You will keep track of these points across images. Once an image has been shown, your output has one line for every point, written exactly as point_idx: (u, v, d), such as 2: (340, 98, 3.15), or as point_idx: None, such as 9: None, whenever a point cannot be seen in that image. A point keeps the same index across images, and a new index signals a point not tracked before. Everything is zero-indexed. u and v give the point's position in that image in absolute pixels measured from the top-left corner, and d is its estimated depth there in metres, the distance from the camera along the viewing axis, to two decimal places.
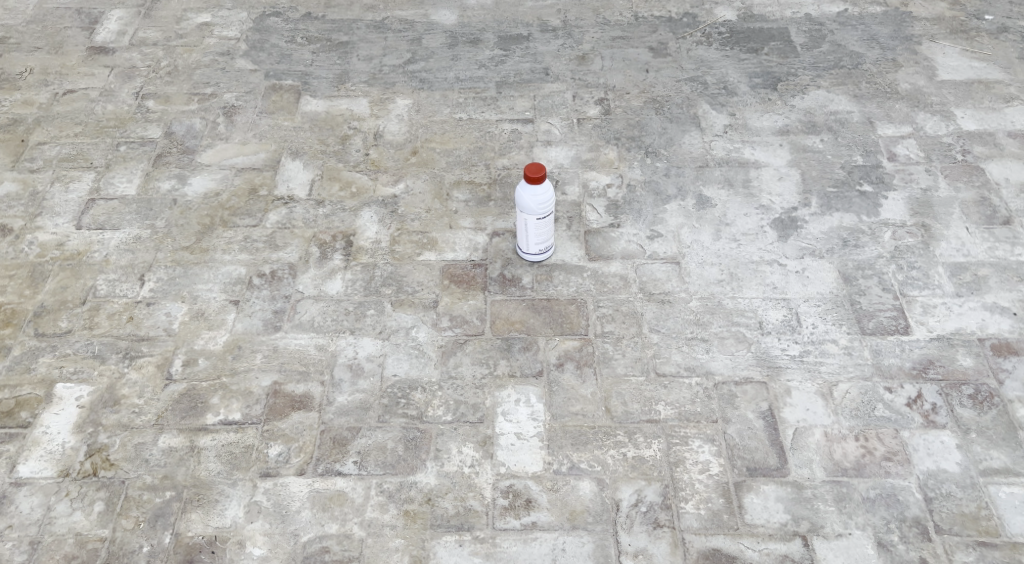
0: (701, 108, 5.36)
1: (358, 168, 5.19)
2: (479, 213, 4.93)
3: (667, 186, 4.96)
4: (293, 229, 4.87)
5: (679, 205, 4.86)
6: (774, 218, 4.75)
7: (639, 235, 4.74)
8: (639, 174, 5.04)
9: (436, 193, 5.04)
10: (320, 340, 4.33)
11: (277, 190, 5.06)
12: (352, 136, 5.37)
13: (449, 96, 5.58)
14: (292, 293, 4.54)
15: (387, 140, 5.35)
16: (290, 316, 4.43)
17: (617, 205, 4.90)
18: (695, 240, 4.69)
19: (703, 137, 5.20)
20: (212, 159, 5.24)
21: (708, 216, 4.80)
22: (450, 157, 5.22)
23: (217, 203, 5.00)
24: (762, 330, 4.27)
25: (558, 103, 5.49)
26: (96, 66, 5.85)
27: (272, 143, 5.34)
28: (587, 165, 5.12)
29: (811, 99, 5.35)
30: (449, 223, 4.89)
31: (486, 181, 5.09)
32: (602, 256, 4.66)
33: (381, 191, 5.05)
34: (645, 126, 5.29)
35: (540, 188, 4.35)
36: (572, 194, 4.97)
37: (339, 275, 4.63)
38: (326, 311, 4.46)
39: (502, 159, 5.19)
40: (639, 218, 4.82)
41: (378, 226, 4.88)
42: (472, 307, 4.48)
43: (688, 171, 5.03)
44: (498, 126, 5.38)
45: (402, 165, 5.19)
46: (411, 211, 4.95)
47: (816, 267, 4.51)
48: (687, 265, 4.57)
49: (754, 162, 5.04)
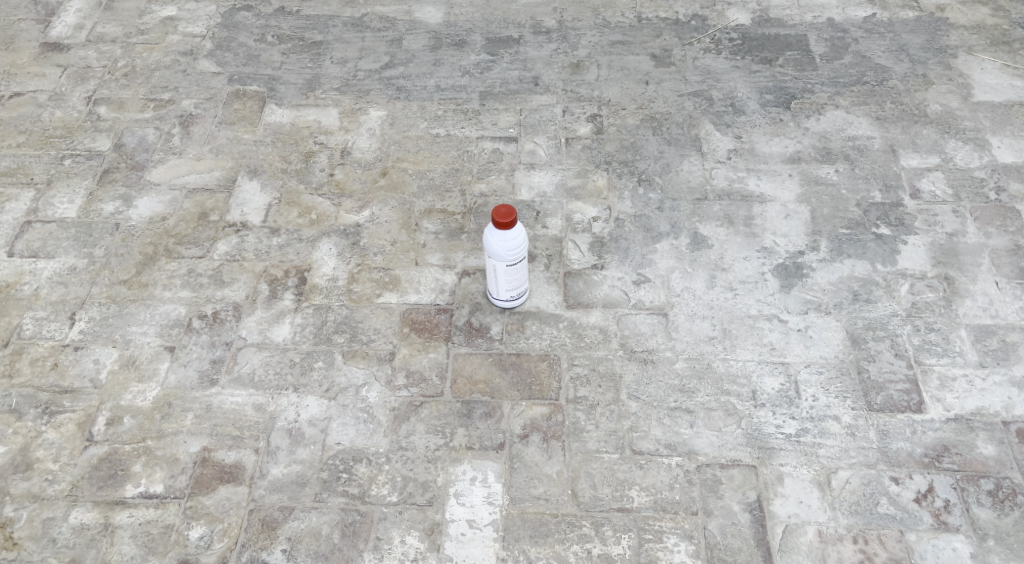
0: (703, 128, 4.82)
1: (323, 192, 4.66)
2: (449, 247, 4.43)
3: (659, 222, 4.45)
4: (242, 262, 4.41)
5: (671, 245, 4.37)
6: (777, 264, 4.23)
7: (625, 279, 4.26)
8: (629, 206, 4.53)
9: (403, 223, 4.53)
10: (259, 399, 3.93)
11: (229, 216, 4.57)
12: (317, 152, 4.82)
13: (427, 108, 5.00)
14: (233, 340, 4.12)
15: (355, 157, 4.80)
16: (228, 368, 4.02)
17: (602, 243, 4.40)
18: (686, 287, 4.20)
19: (703, 163, 4.67)
20: (162, 177, 4.73)
21: (702, 259, 4.30)
22: (424, 181, 4.69)
23: (163, 229, 4.53)
24: (755, 402, 3.77)
25: (546, 118, 4.93)
26: (47, 65, 5.32)
27: (229, 159, 4.81)
28: (572, 193, 4.60)
29: (827, 122, 4.79)
30: (415, 260, 4.39)
31: (461, 210, 4.57)
32: (581, 303, 4.19)
33: (343, 219, 4.55)
34: (640, 149, 4.76)
35: (510, 231, 3.90)
36: (553, 227, 4.48)
37: (287, 319, 4.19)
38: (269, 362, 4.04)
39: (480, 184, 4.67)
40: (625, 259, 4.34)
41: (336, 261, 4.40)
42: (432, 361, 4.02)
43: (684, 205, 4.51)
44: (479, 144, 4.83)
45: (369, 189, 4.67)
46: (374, 243, 4.46)
47: (821, 325, 3.99)
48: (676, 318, 4.08)
49: (758, 196, 4.51)
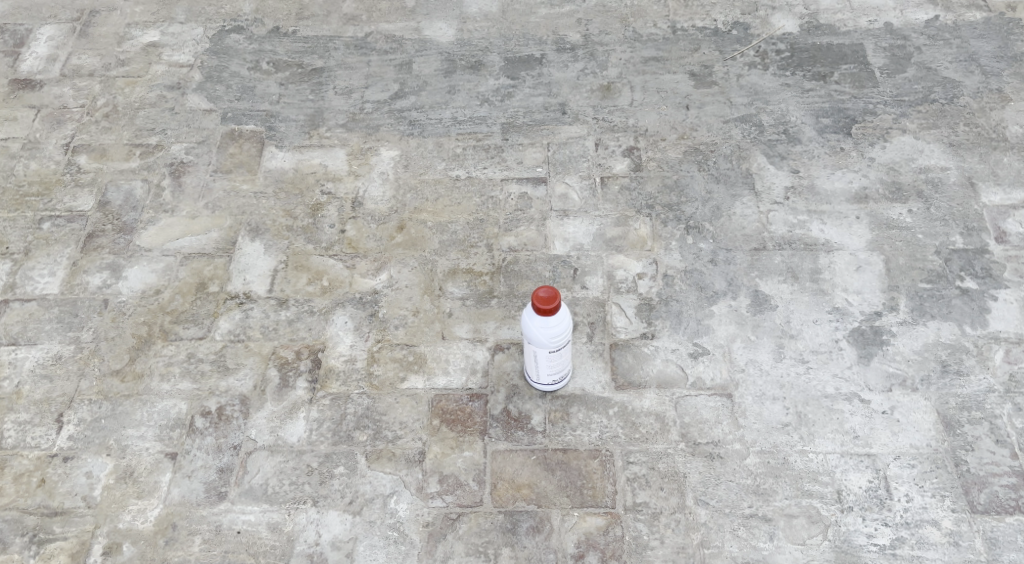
0: (756, 160, 4.26)
1: (335, 252, 4.12)
2: (479, 316, 3.92)
3: (714, 279, 3.95)
4: (247, 343, 3.91)
5: (728, 307, 3.88)
6: (852, 328, 3.80)
7: (680, 350, 3.79)
8: (678, 260, 4.00)
9: (425, 287, 4.00)
10: (273, 516, 3.53)
11: (231, 285, 4.06)
12: (325, 205, 4.26)
13: (444, 145, 4.42)
14: (242, 443, 3.69)
15: (367, 209, 4.24)
16: (238, 479, 3.61)
17: (651, 305, 3.90)
18: (750, 360, 3.75)
19: (758, 204, 4.13)
20: (153, 242, 4.19)
21: (764, 325, 3.83)
22: (448, 235, 4.14)
23: (157, 305, 4.03)
24: (842, 506, 3.45)
25: (577, 154, 4.35)
26: (18, 106, 4.67)
27: (227, 216, 4.26)
28: (613, 244, 4.06)
29: (894, 150, 4.25)
30: (442, 334, 3.88)
31: (490, 268, 4.04)
32: (632, 382, 3.73)
33: (358, 285, 4.03)
34: (686, 189, 4.20)
35: (552, 316, 3.44)
36: (595, 287, 3.96)
37: (301, 414, 3.73)
38: (283, 469, 3.62)
39: (510, 237, 4.11)
40: (678, 325, 3.85)
41: (353, 337, 3.90)
42: (467, 461, 3.60)
43: (741, 257, 4.00)
44: (505, 189, 4.26)
45: (385, 246, 4.12)
46: (394, 313, 3.94)
47: (907, 406, 3.63)
48: (742, 400, 3.67)
49: (824, 244, 4.01)
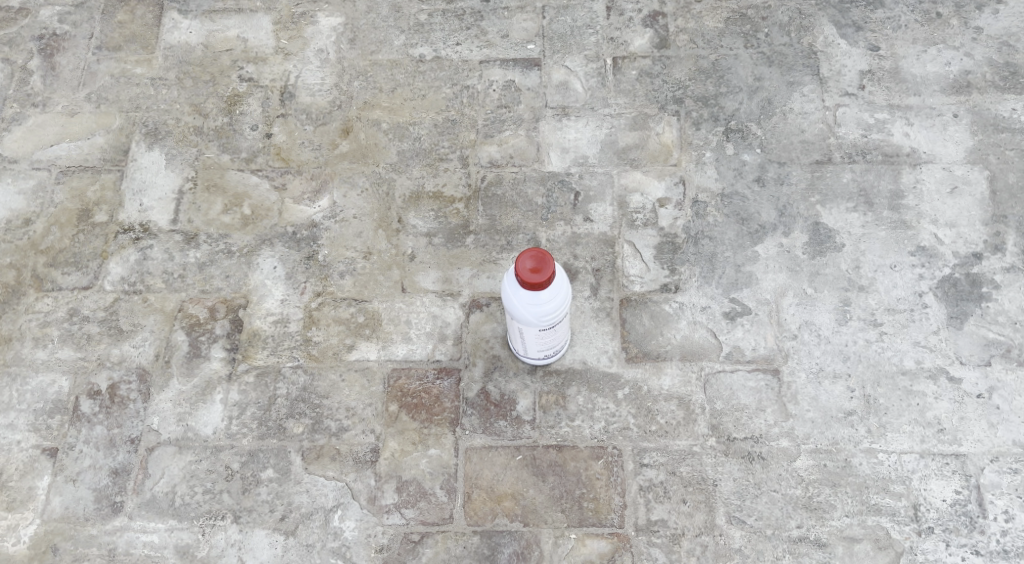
0: (821, 32, 3.23)
1: (261, 167, 3.16)
2: (449, 260, 3.04)
3: (760, 208, 3.04)
4: (147, 295, 2.99)
5: (778, 247, 2.98)
6: (943, 278, 2.90)
7: (712, 310, 2.92)
8: (713, 177, 3.09)
9: (379, 218, 3.10)
10: (183, 537, 2.73)
11: (124, 213, 3.08)
12: (244, 96, 3.24)
13: (404, 11, 3.37)
14: (140, 436, 2.82)
15: (300, 103, 3.24)
16: (136, 486, 2.78)
17: (675, 245, 3.01)
18: (805, 323, 2.89)
19: (822, 97, 3.14)
20: (20, 151, 3.18)
21: (826, 273, 2.94)
22: (410, 144, 3.19)
23: (27, 240, 3.06)
24: (920, 527, 2.67)
25: (581, 22, 3.33)
26: None
27: (115, 112, 3.22)
28: (626, 157, 3.14)
29: (1009, 17, 3.20)
30: (402, 285, 3.00)
31: (465, 192, 3.13)
32: (648, 354, 2.87)
33: (291, 213, 3.10)
34: (727, 76, 3.21)
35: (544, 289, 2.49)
36: (602, 219, 3.07)
37: (218, 396, 2.86)
38: (194, 474, 2.78)
39: (491, 147, 3.18)
40: (711, 273, 2.96)
41: (285, 288, 2.99)
42: (434, 463, 2.78)
43: (796, 175, 3.06)
44: (484, 76, 3.26)
45: (326, 159, 3.17)
46: (339, 256, 3.04)
47: (1011, 388, 2.79)
48: (794, 379, 2.82)
49: (909, 153, 3.04)
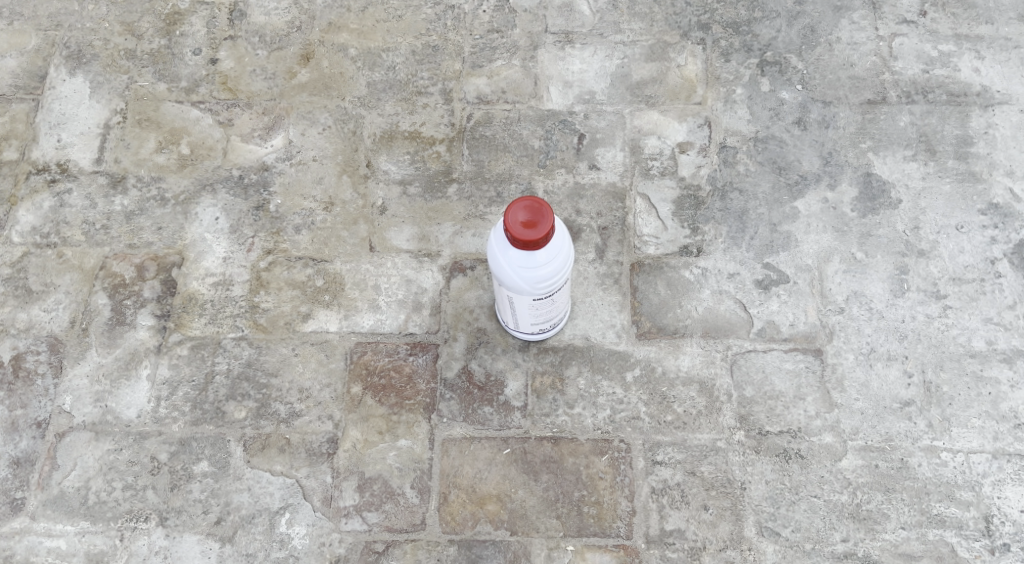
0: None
1: (203, 98, 2.68)
2: (427, 214, 2.55)
3: (800, 156, 2.63)
4: (62, 249, 2.49)
5: (822, 203, 2.56)
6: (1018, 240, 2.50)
7: (742, 279, 2.43)
8: (745, 116, 2.68)
9: (342, 162, 2.62)
10: (96, 543, 2.25)
11: (38, 151, 2.59)
12: (186, 15, 2.76)
13: None
14: (48, 419, 2.34)
15: (253, 23, 2.76)
16: (42, 480, 2.30)
17: (697, 200, 2.55)
18: (853, 294, 2.42)
19: (877, 23, 2.78)
20: None
21: (879, 237, 2.50)
22: (382, 73, 2.72)
23: None
24: (992, 543, 2.21)
25: None
26: None
27: (31, 30, 2.73)
28: (641, 92, 2.70)
29: None
30: (370, 243, 2.51)
31: (447, 132, 2.66)
32: (664, 329, 2.38)
33: (237, 153, 2.62)
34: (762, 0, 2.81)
35: (541, 249, 1.95)
36: (609, 165, 2.61)
37: (143, 372, 2.37)
38: (112, 466, 2.30)
39: (479, 79, 2.72)
40: (741, 234, 2.49)
41: (229, 244, 2.51)
42: (403, 458, 2.29)
43: (845, 116, 2.69)
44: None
45: (280, 90, 2.70)
46: (294, 207, 2.56)
47: None
48: (839, 362, 2.34)
49: (980, 93, 2.69)
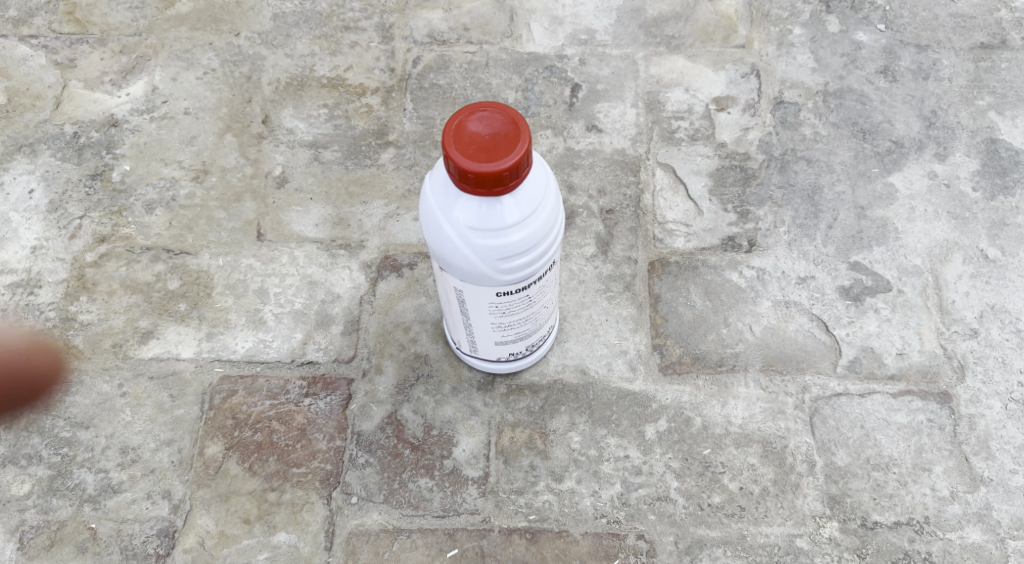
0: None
1: (37, 32, 1.82)
2: (348, 189, 1.68)
3: (893, 116, 1.78)
4: None
5: (929, 178, 1.71)
6: None
7: (822, 287, 1.59)
8: (809, 64, 1.82)
9: (226, 115, 1.75)
10: None
11: None
12: None
13: None
14: None
15: None
16: None
17: (744, 174, 1.69)
18: (996, 309, 1.59)
19: None
20: None
21: (1019, 227, 1.67)
22: (295, 3, 1.86)
23: None
24: None
25: None
26: None
27: None
28: (659, 31, 1.84)
29: None
30: (258, 229, 1.65)
31: (384, 79, 1.79)
32: (705, 361, 1.53)
33: (76, 105, 1.75)
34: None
35: (512, 195, 1.13)
36: (615, 126, 1.74)
37: None
38: None
39: (432, 12, 1.85)
40: (815, 223, 1.65)
41: (38, 225, 1.65)
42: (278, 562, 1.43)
43: (950, 63, 1.84)
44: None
45: (149, 23, 1.83)
46: (148, 176, 1.70)
47: None
48: (981, 414, 1.50)
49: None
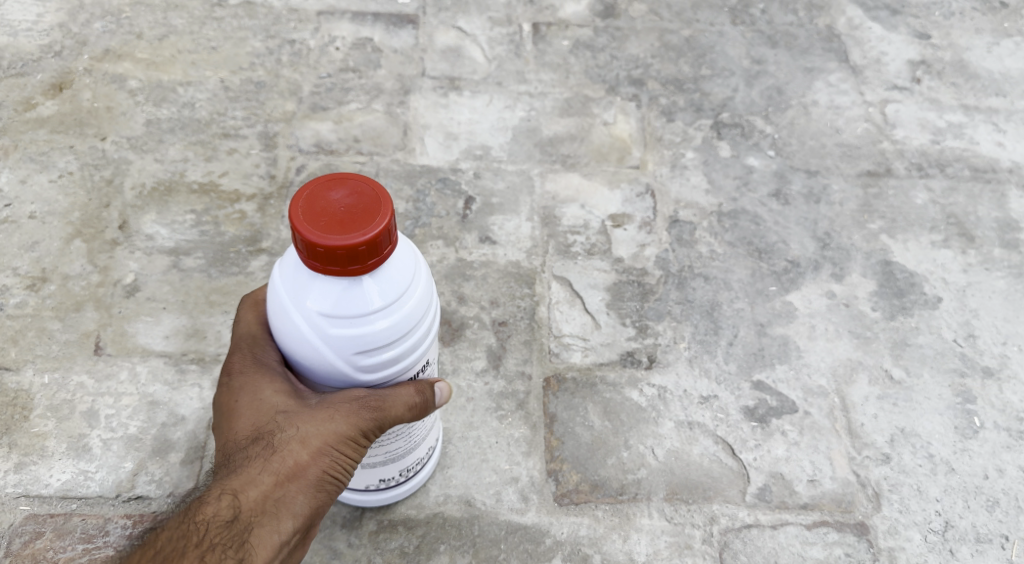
0: (841, 13, 2.00)
1: None
2: (207, 297, 1.49)
3: (787, 237, 1.67)
4: None
5: (828, 298, 1.60)
6: None
7: (729, 410, 1.47)
8: (704, 184, 1.72)
9: (78, 220, 1.55)
10: None
11: None
12: None
13: None
14: None
15: None
16: None
17: (643, 289, 1.58)
18: (901, 434, 1.48)
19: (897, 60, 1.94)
20: None
21: (921, 347, 1.57)
22: (172, 110, 1.69)
23: None
24: None
25: None
26: None
27: None
28: (554, 150, 1.73)
29: None
30: (95, 341, 1.44)
31: (261, 186, 1.62)
32: (605, 488, 1.39)
33: None
34: (710, 55, 1.90)
35: (371, 276, 1.05)
36: (510, 239, 1.61)
37: None
38: None
39: (321, 123, 1.72)
40: (715, 341, 1.53)
41: None
42: None
43: (840, 188, 1.74)
44: (323, 28, 1.85)
45: (3, 125, 1.64)
46: None
47: None
48: (900, 547, 1.39)
49: (1010, 169, 1.79)
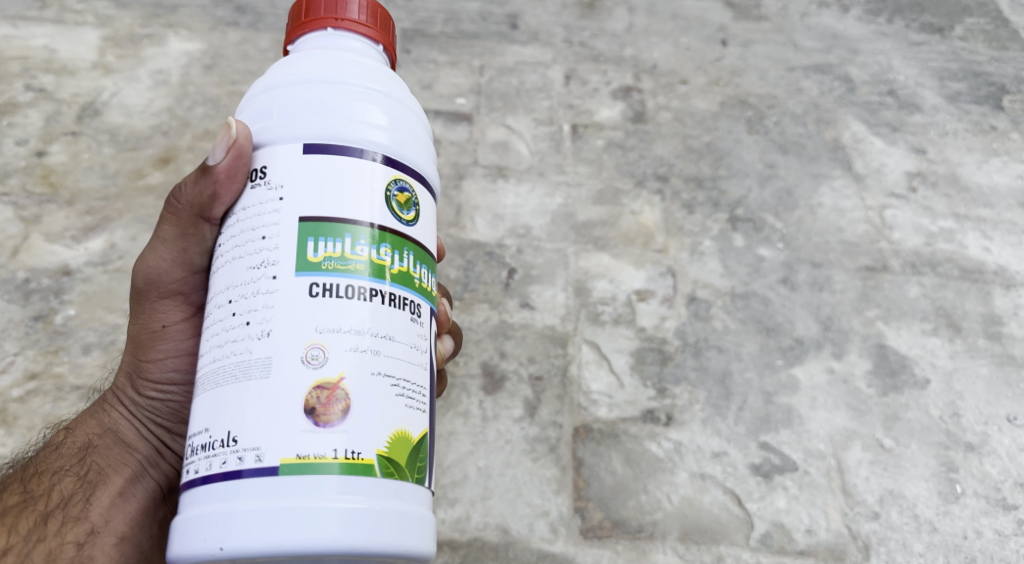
0: (846, 127, 2.24)
1: (9, 190, 1.86)
2: None
3: (793, 317, 1.87)
4: None
5: (828, 373, 1.80)
6: None
7: (737, 465, 1.66)
8: (721, 270, 1.93)
9: None
10: None
11: None
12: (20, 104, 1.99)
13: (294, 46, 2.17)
14: None
15: (107, 122, 1.97)
16: None
17: (663, 355, 1.77)
18: (890, 496, 1.66)
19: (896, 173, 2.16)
20: None
21: (910, 421, 1.76)
22: None
23: None
24: None
25: (531, 85, 2.22)
26: None
27: None
28: (589, 233, 1.95)
29: None
30: None
31: None
32: (625, 527, 1.59)
33: (39, 259, 1.78)
34: (727, 158, 2.13)
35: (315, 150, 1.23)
36: (547, 305, 1.82)
37: None
38: None
39: None
40: (727, 405, 1.72)
41: None
42: None
43: (841, 279, 1.95)
44: None
45: (118, 190, 1.87)
46: (90, 321, 1.71)
47: None
48: None
49: (995, 271, 2.00)
